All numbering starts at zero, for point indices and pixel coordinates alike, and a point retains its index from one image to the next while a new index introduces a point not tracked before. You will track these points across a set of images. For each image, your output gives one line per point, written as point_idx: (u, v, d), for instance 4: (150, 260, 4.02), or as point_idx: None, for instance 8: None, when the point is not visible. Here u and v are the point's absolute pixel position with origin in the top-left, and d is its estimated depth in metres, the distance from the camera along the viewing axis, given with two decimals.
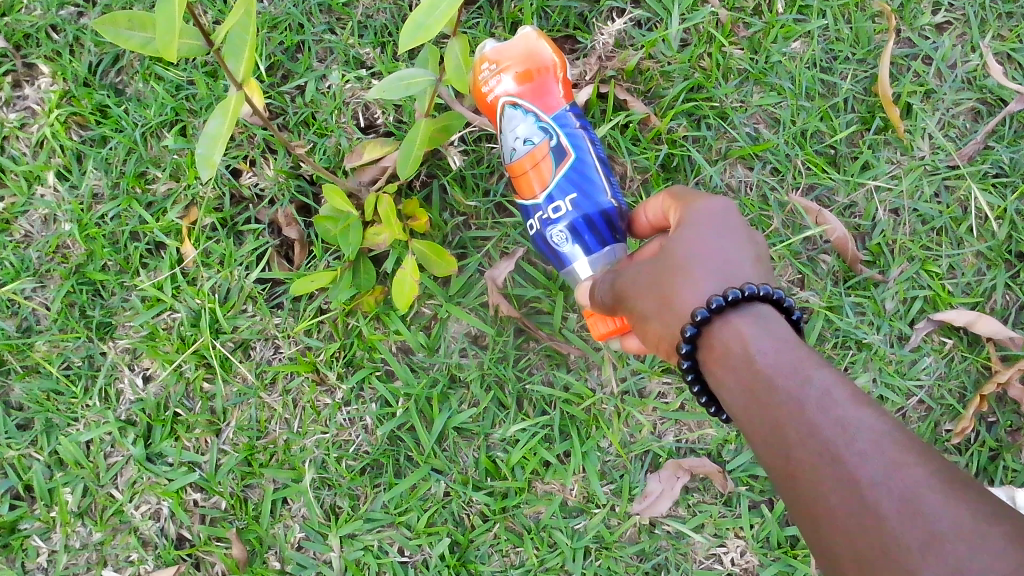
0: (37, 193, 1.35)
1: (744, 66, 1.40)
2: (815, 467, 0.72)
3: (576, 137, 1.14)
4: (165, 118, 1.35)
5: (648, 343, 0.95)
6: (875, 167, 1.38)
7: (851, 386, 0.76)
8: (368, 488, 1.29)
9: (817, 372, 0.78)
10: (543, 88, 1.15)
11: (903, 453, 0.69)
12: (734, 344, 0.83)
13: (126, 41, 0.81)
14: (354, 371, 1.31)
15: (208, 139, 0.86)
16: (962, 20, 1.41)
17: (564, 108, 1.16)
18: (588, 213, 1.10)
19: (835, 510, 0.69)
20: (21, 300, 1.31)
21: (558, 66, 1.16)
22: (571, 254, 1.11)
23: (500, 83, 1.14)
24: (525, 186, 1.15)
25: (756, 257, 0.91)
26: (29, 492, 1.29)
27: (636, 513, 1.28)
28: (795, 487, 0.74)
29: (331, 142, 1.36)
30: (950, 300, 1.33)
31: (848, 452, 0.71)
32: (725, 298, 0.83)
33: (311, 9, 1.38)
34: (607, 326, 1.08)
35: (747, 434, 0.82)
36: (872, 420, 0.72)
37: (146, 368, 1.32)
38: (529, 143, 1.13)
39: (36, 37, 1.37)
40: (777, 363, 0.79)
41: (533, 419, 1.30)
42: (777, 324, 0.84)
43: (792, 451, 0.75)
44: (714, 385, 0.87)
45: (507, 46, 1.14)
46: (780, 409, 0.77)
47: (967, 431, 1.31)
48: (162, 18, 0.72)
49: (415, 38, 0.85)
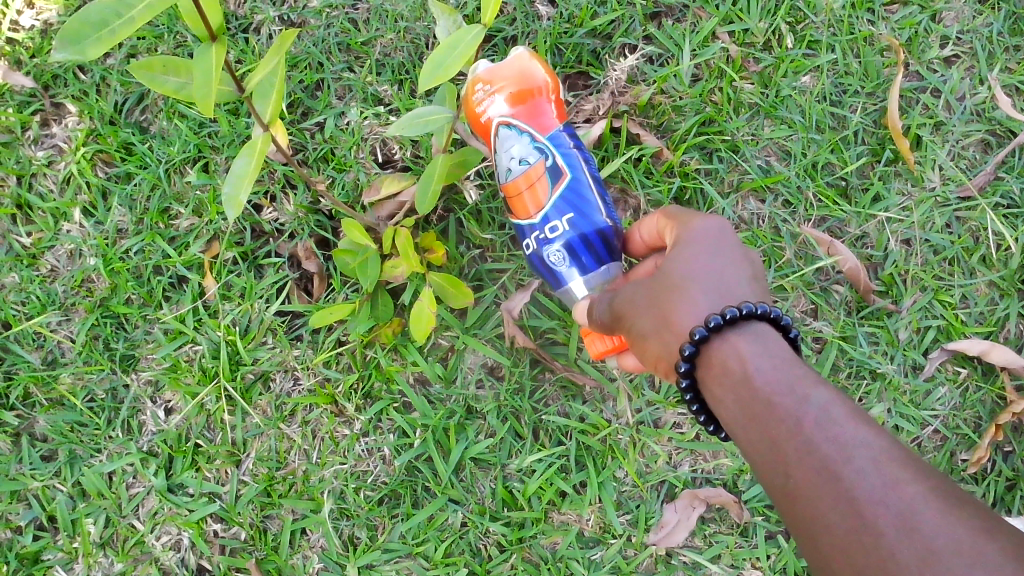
0: (63, 228, 1.38)
1: (755, 100, 1.42)
2: (814, 485, 0.74)
3: (571, 157, 1.15)
4: (188, 155, 1.38)
5: (646, 361, 0.96)
6: (885, 199, 1.40)
7: (848, 404, 0.78)
8: (386, 518, 1.30)
9: (814, 390, 0.80)
10: (536, 109, 1.14)
11: (901, 471, 0.72)
12: (732, 362, 0.84)
13: (161, 86, 0.85)
14: (373, 403, 1.33)
15: (235, 178, 0.89)
16: (970, 54, 1.44)
17: (558, 128, 1.15)
18: (584, 233, 1.12)
19: (834, 527, 0.71)
20: (48, 333, 1.34)
21: (550, 87, 1.16)
22: (567, 274, 1.14)
23: (493, 105, 1.12)
24: (520, 207, 1.16)
25: (752, 276, 0.93)
26: (53, 523, 1.30)
27: (653, 543, 1.28)
28: (792, 504, 0.76)
29: (350, 177, 1.39)
30: (963, 330, 1.34)
31: (846, 470, 0.73)
32: (723, 317, 0.85)
33: (331, 48, 1.42)
34: (604, 345, 1.11)
35: (745, 450, 0.83)
36: (870, 438, 0.74)
37: (167, 401, 1.34)
38: (524, 163, 1.14)
39: (64, 77, 1.41)
40: (775, 382, 0.81)
41: (549, 449, 1.31)
42: (775, 341, 0.86)
43: (790, 469, 0.76)
44: (711, 403, 0.88)
45: (499, 67, 1.13)
46: (778, 426, 0.78)
47: (983, 460, 1.31)
48: (201, 69, 0.75)
49: (434, 77, 0.88)
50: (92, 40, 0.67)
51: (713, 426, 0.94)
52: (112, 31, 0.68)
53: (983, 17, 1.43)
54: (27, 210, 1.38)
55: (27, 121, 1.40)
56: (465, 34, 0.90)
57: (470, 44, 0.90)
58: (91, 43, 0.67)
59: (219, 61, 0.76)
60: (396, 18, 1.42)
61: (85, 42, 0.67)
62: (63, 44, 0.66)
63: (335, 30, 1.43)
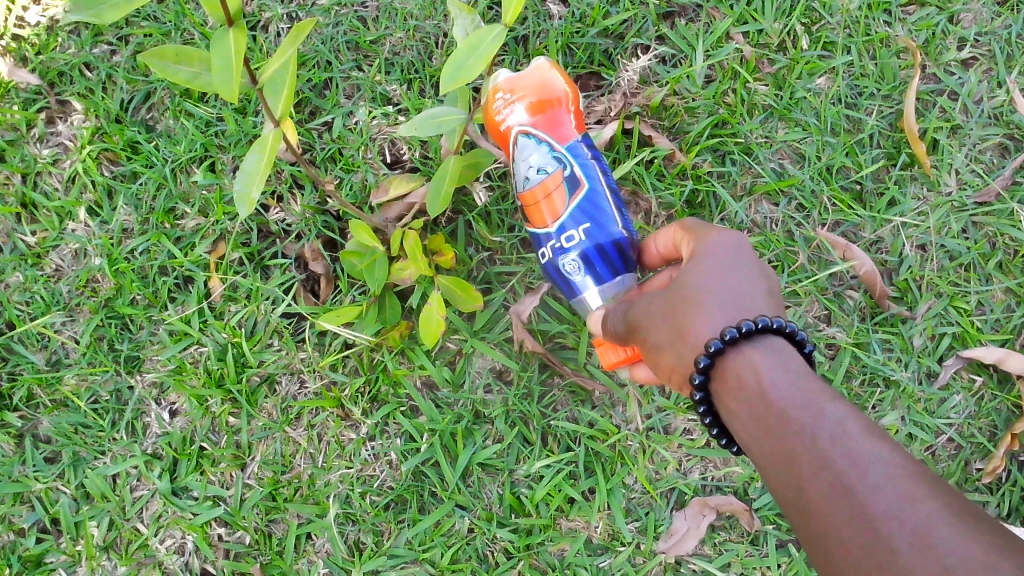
0: (68, 228, 1.37)
1: (769, 102, 1.40)
2: (828, 499, 0.72)
3: (589, 167, 1.13)
4: (194, 154, 1.37)
5: (660, 374, 0.94)
6: (901, 204, 1.38)
7: (865, 420, 0.76)
8: (392, 523, 1.28)
9: (830, 405, 0.78)
10: (555, 118, 1.13)
11: (916, 487, 0.69)
12: (747, 375, 0.83)
13: (171, 74, 0.84)
14: (379, 407, 1.32)
15: (245, 175, 0.88)
16: (988, 56, 1.41)
17: (576, 139, 1.14)
18: (600, 243, 1.10)
19: (848, 543, 0.69)
20: (51, 333, 1.33)
21: (570, 97, 1.14)
22: (582, 284, 1.11)
23: (512, 113, 1.11)
24: (536, 215, 1.15)
25: (769, 291, 0.91)
26: (55, 526, 1.29)
27: (661, 552, 1.27)
28: (806, 520, 0.74)
29: (358, 177, 1.37)
30: (979, 337, 1.32)
31: (861, 485, 0.71)
32: (738, 330, 0.84)
33: (340, 47, 1.41)
34: (617, 356, 1.09)
35: (759, 467, 0.81)
36: (886, 453, 0.72)
37: (172, 403, 1.32)
38: (542, 172, 1.12)
39: (70, 74, 1.40)
40: (790, 396, 0.79)
41: (557, 456, 1.30)
42: (791, 356, 0.84)
43: (805, 483, 0.74)
44: (725, 417, 0.86)
45: (521, 77, 1.11)
46: (792, 440, 0.77)
47: (999, 470, 1.28)
48: (218, 54, 0.75)
49: (454, 78, 0.88)
50: (108, 6, 0.70)
51: (728, 441, 0.92)
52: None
53: (1001, 19, 1.41)
54: (32, 209, 1.37)
55: (33, 118, 1.38)
56: (488, 34, 0.89)
57: (492, 44, 0.89)
58: (107, 8, 0.70)
59: (237, 50, 0.75)
60: (406, 16, 1.40)
61: (102, 7, 0.69)
62: (78, 7, 0.68)
63: (344, 28, 1.41)
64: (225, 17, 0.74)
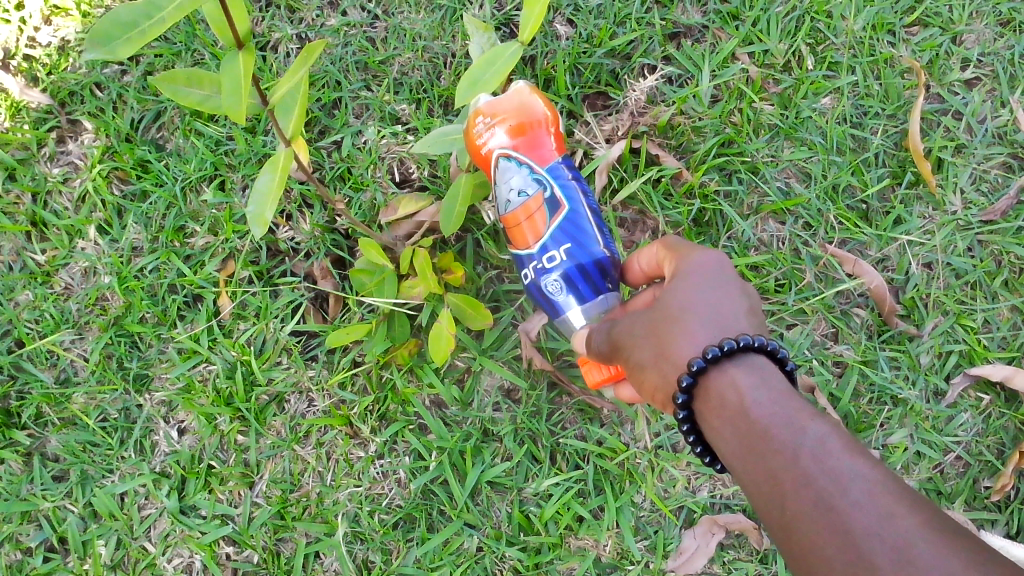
0: (78, 246, 1.37)
1: (775, 121, 1.41)
2: (810, 517, 0.71)
3: (569, 188, 1.13)
4: (204, 173, 1.37)
5: (645, 394, 0.95)
6: (906, 222, 1.38)
7: (847, 437, 0.76)
8: (401, 542, 1.28)
9: (812, 422, 0.77)
10: (536, 141, 1.12)
11: (896, 504, 0.68)
12: (729, 393, 0.83)
13: (183, 97, 0.85)
14: (388, 424, 1.31)
15: (258, 196, 0.90)
16: (991, 76, 1.42)
17: (557, 160, 1.13)
18: (582, 263, 1.10)
19: (831, 560, 0.68)
20: (61, 351, 1.33)
21: (551, 120, 1.14)
22: (565, 304, 1.12)
23: (493, 137, 1.11)
24: (519, 237, 1.14)
25: (749, 310, 0.91)
26: (63, 545, 1.29)
27: (671, 570, 1.27)
28: (789, 537, 0.73)
29: (367, 197, 1.38)
30: (986, 355, 1.32)
31: (842, 502, 0.70)
32: (720, 348, 0.84)
33: (349, 67, 1.42)
34: (601, 374, 1.09)
35: (743, 484, 0.81)
36: (865, 469, 0.72)
37: (181, 421, 1.32)
38: (523, 194, 1.11)
39: (80, 94, 1.41)
40: (772, 414, 0.79)
41: (566, 473, 1.30)
42: (773, 374, 0.84)
43: (787, 501, 0.74)
44: (709, 435, 0.86)
45: (500, 100, 1.11)
46: (774, 459, 0.76)
47: (1007, 488, 1.28)
48: (229, 78, 0.75)
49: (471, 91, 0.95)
50: (122, 41, 0.67)
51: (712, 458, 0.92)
52: (141, 31, 0.68)
53: (1003, 40, 1.42)
54: (42, 227, 1.38)
55: (43, 138, 1.39)
56: (505, 49, 0.95)
57: (508, 60, 0.95)
58: (121, 44, 0.67)
59: (247, 71, 0.76)
60: (415, 37, 1.42)
61: (116, 42, 0.67)
62: (93, 45, 0.66)
63: (353, 49, 1.42)
64: (236, 41, 0.75)
